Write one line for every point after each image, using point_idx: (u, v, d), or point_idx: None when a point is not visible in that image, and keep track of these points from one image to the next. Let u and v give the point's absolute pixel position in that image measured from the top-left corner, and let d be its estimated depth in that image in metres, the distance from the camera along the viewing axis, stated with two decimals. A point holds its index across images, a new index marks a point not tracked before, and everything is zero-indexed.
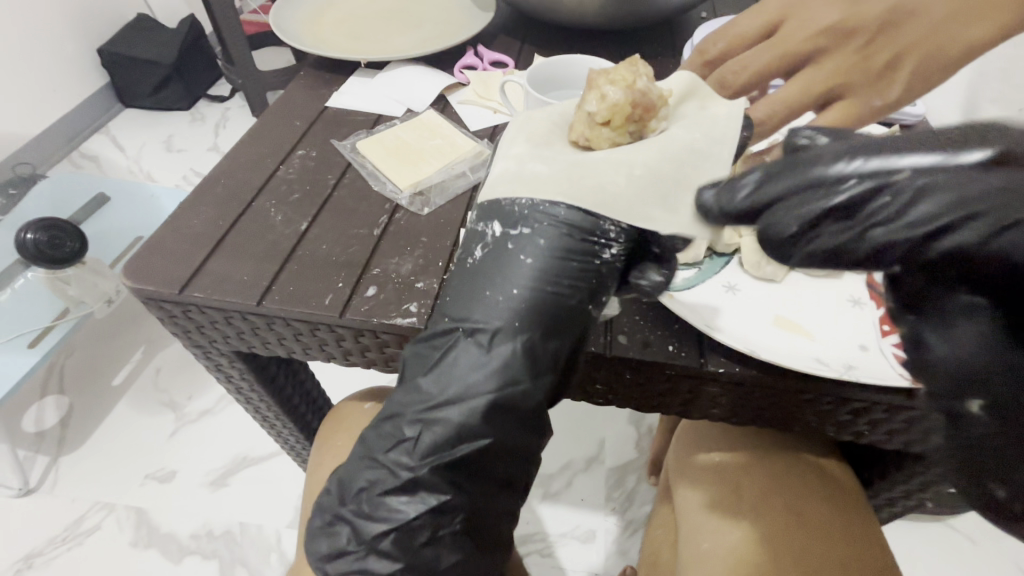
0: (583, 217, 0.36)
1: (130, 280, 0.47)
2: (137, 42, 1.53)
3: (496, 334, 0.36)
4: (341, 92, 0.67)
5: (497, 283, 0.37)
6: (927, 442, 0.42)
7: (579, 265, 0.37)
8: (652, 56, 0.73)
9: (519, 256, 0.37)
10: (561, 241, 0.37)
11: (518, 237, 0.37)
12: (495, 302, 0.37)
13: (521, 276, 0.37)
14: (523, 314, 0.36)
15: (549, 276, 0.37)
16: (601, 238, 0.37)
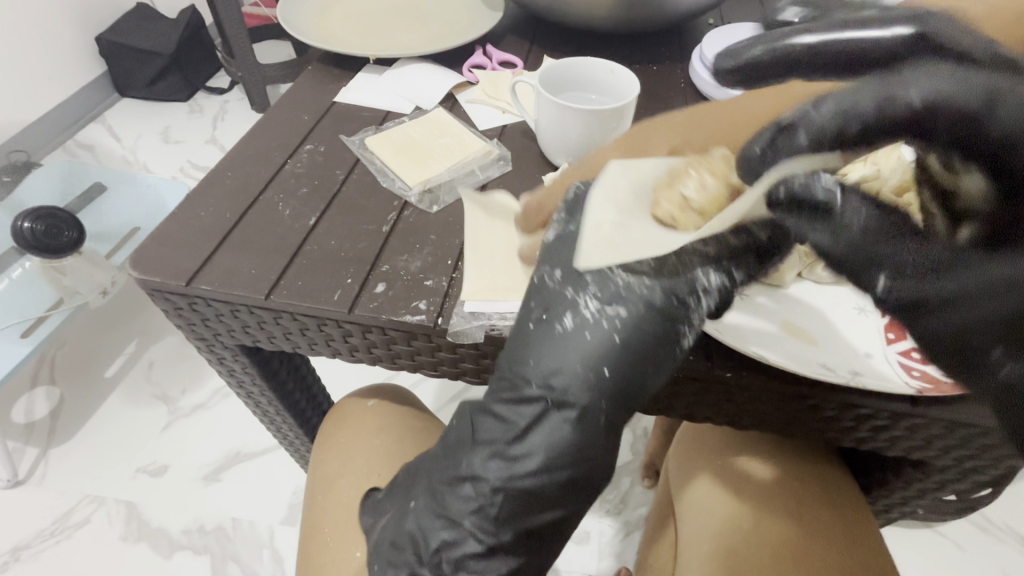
0: (677, 295, 0.33)
1: (136, 271, 0.47)
2: (137, 32, 1.51)
3: (578, 420, 0.33)
4: (349, 87, 0.67)
5: (584, 360, 0.33)
6: (927, 450, 0.43)
7: (661, 354, 0.33)
8: (660, 60, 0.74)
9: (610, 335, 0.33)
10: (655, 321, 0.33)
11: (608, 316, 0.33)
12: (583, 386, 0.33)
13: (610, 361, 0.33)
14: (608, 402, 0.33)
15: (637, 367, 0.33)
16: (689, 319, 0.34)
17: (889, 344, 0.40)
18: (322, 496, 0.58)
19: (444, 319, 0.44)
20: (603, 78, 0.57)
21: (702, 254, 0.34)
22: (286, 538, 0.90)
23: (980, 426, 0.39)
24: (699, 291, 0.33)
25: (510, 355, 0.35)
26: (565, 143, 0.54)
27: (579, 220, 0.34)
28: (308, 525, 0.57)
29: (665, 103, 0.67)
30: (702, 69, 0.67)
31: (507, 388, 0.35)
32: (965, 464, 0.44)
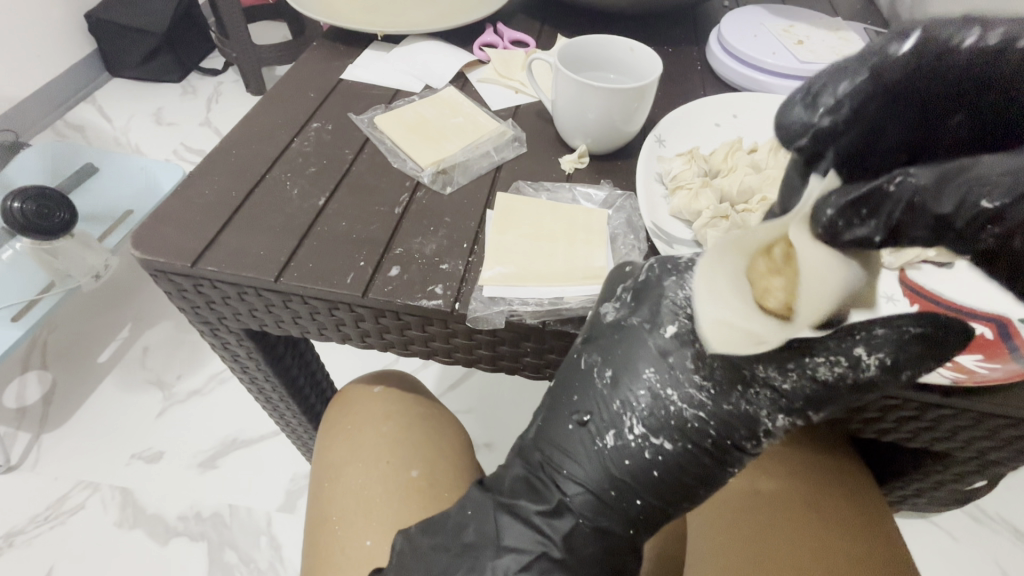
0: (721, 446, 0.35)
1: (139, 250, 0.45)
2: (127, 9, 1.47)
3: (600, 521, 0.39)
4: (356, 64, 0.65)
5: (618, 479, 0.37)
6: (952, 441, 0.42)
7: (702, 490, 0.37)
8: (676, 42, 0.72)
9: (651, 467, 0.36)
10: (691, 462, 0.36)
11: (650, 442, 0.36)
12: (615, 499, 0.38)
13: (647, 490, 0.37)
14: (641, 516, 0.39)
15: (675, 496, 0.37)
16: (731, 464, 0.36)
17: None
18: (327, 484, 0.57)
19: (462, 304, 0.42)
20: (623, 58, 0.56)
21: (763, 398, 0.33)
22: (283, 525, 0.89)
23: (1012, 417, 0.38)
24: (758, 436, 0.34)
25: (556, 452, 0.39)
26: (583, 124, 0.52)
27: (642, 345, 0.36)
28: (315, 513, 0.56)
29: (681, 86, 0.65)
30: (720, 51, 0.65)
31: (550, 478, 0.40)
32: (988, 457, 0.43)
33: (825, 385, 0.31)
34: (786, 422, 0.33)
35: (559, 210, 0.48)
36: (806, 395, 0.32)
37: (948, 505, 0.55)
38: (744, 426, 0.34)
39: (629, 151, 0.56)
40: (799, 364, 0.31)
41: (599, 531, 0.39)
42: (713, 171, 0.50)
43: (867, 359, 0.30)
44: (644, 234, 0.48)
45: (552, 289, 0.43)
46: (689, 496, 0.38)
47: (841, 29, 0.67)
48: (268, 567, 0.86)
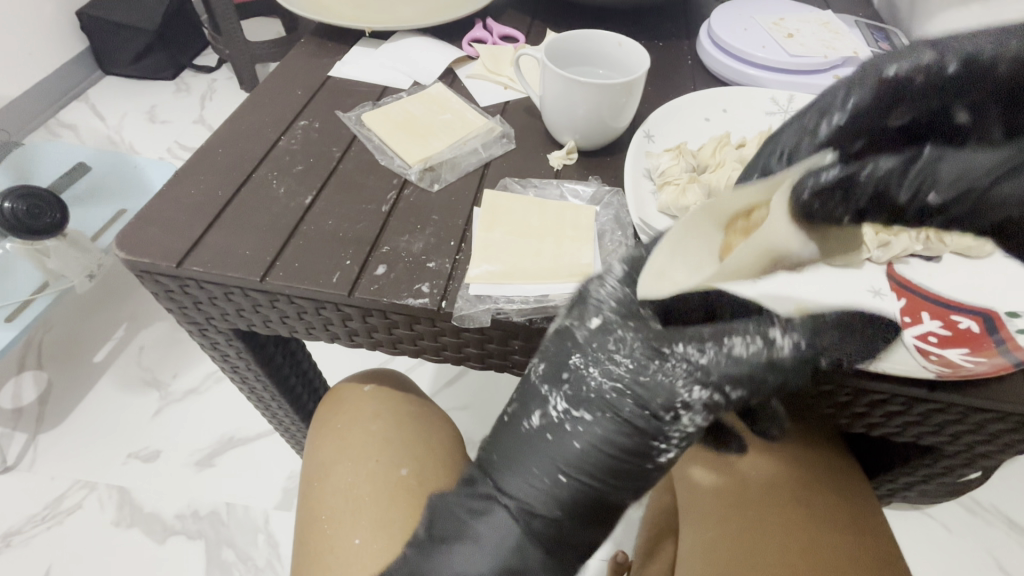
0: (647, 418, 0.35)
1: (124, 251, 0.44)
2: (118, 6, 1.45)
3: (531, 521, 0.36)
4: (344, 61, 0.64)
5: (545, 467, 0.36)
6: (939, 435, 0.42)
7: (634, 470, 0.35)
8: (667, 36, 0.71)
9: (579, 445, 0.35)
10: (622, 440, 0.35)
11: (572, 410, 0.36)
12: (540, 488, 0.36)
13: (573, 467, 0.35)
14: (575, 505, 0.36)
15: (603, 476, 0.35)
16: (663, 442, 0.35)
17: (905, 328, 0.38)
18: (318, 483, 0.57)
19: (448, 302, 0.42)
20: (611, 53, 0.55)
21: (680, 368, 0.34)
22: (281, 522, 0.89)
23: (999, 410, 0.38)
24: (675, 407, 0.34)
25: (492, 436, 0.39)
26: (572, 120, 0.52)
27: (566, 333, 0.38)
28: (305, 513, 0.56)
29: (672, 81, 0.64)
30: (709, 45, 0.65)
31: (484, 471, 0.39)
32: (976, 450, 0.43)
33: (738, 359, 0.34)
34: (703, 392, 0.34)
35: (548, 207, 0.48)
36: (722, 366, 0.34)
37: (940, 498, 0.55)
38: (660, 396, 0.34)
39: (618, 147, 0.56)
40: (721, 338, 0.34)
41: (546, 523, 0.36)
42: (702, 166, 0.50)
43: (778, 337, 0.33)
44: (632, 230, 0.47)
45: (539, 286, 0.43)
46: (621, 477, 0.36)
47: (831, 22, 0.66)
48: (265, 564, 0.86)
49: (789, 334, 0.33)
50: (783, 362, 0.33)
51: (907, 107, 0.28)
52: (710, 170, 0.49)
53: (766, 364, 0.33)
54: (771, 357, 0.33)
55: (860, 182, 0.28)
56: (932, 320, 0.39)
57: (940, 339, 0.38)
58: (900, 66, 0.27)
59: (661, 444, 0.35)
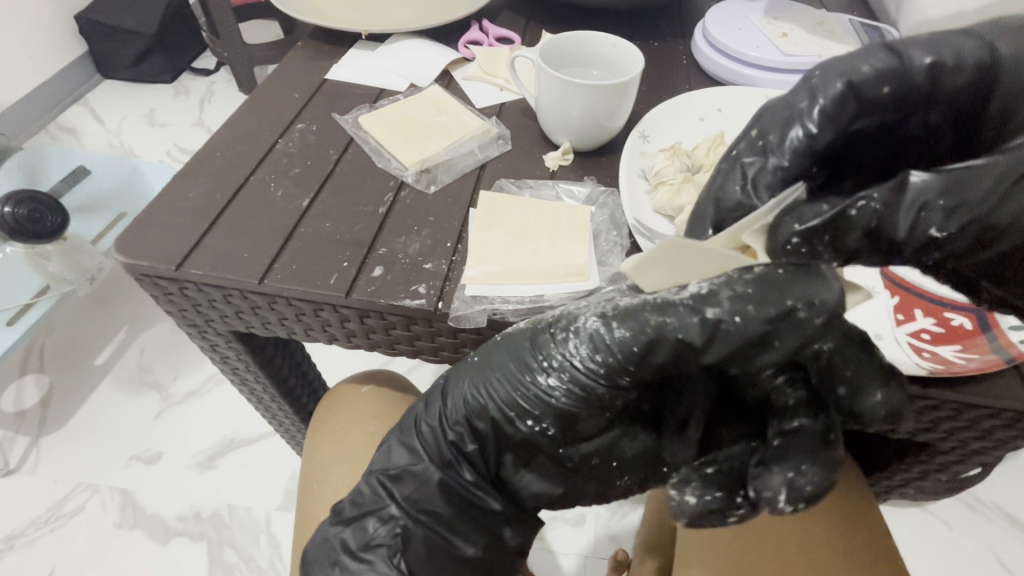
0: (543, 336, 0.37)
1: (123, 255, 0.45)
2: (116, 10, 1.46)
3: (425, 409, 0.41)
4: (341, 64, 0.65)
5: (460, 365, 0.41)
6: (932, 432, 0.43)
7: (513, 385, 0.37)
8: (663, 36, 0.71)
9: (490, 350, 0.39)
10: (514, 347, 0.38)
11: (508, 326, 0.40)
12: (447, 380, 0.41)
13: (474, 375, 0.39)
14: (469, 418, 0.38)
15: (484, 377, 0.38)
16: (542, 361, 0.37)
17: (897, 326, 0.41)
18: (317, 483, 0.57)
19: (445, 303, 0.42)
20: (606, 54, 0.56)
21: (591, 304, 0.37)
22: (282, 523, 0.90)
23: (992, 407, 0.38)
24: (569, 332, 0.36)
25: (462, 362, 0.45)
26: (567, 121, 0.52)
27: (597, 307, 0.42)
28: (304, 515, 0.56)
29: (667, 81, 0.65)
30: (704, 45, 0.65)
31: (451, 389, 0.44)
32: (970, 446, 0.43)
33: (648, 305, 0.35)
34: (594, 323, 0.36)
35: (543, 208, 0.48)
36: (626, 308, 0.35)
37: (938, 494, 0.55)
38: (563, 319, 0.37)
39: (613, 147, 0.56)
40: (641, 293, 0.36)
41: (442, 435, 0.40)
42: (696, 166, 0.50)
43: (685, 289, 0.34)
44: (627, 230, 0.48)
45: (535, 287, 0.43)
46: (509, 398, 0.37)
47: (825, 21, 0.67)
48: (268, 565, 0.86)
49: (703, 288, 0.33)
50: (688, 322, 0.33)
51: (867, 112, 0.32)
52: (705, 170, 0.49)
53: (659, 309, 0.34)
54: (665, 304, 0.34)
55: (850, 218, 0.29)
56: (925, 317, 0.41)
57: (933, 336, 0.40)
58: (859, 69, 0.32)
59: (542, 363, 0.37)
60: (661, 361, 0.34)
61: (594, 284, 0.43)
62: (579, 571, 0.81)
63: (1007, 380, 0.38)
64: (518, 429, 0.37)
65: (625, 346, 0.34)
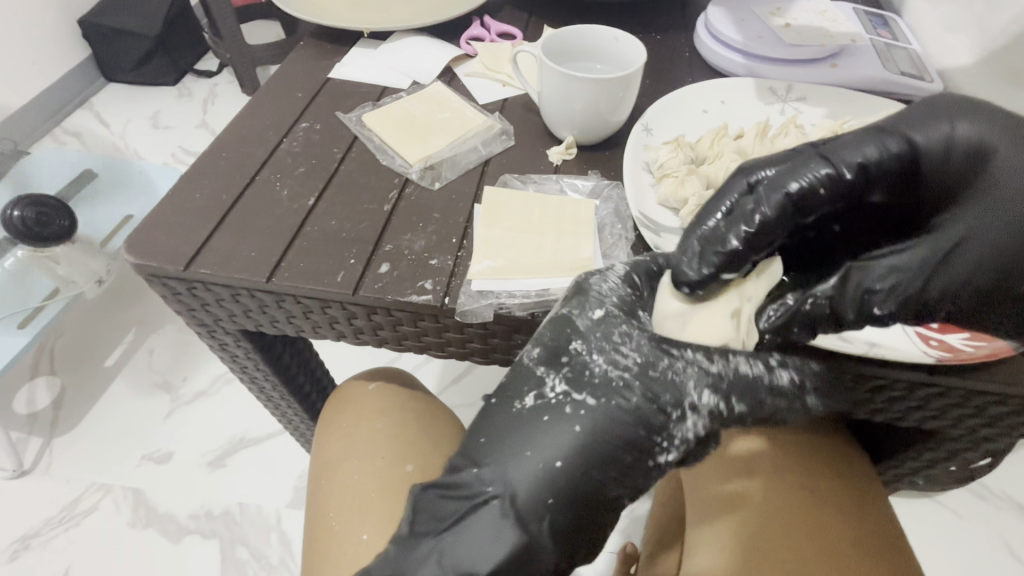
0: (653, 410, 0.34)
1: (132, 256, 0.45)
2: (118, 13, 1.46)
3: (521, 518, 0.33)
4: (343, 62, 0.65)
5: (538, 446, 0.33)
6: (941, 420, 0.42)
7: (631, 460, 0.34)
8: (665, 29, 0.71)
9: (588, 424, 0.34)
10: (619, 421, 0.34)
11: (571, 395, 0.35)
12: (533, 466, 0.33)
13: (572, 469, 0.33)
14: (583, 509, 0.33)
15: (599, 459, 0.33)
16: (664, 441, 0.34)
17: None
18: (327, 479, 0.58)
19: (452, 298, 0.43)
20: (608, 47, 0.56)
21: (693, 371, 0.35)
22: (293, 521, 0.91)
23: (1001, 394, 0.38)
24: (682, 404, 0.35)
25: (478, 422, 0.36)
26: (570, 116, 0.52)
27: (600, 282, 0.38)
28: (313, 511, 0.57)
29: (669, 74, 0.65)
30: (707, 37, 0.65)
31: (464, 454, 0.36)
32: (979, 434, 0.43)
33: (740, 373, 0.36)
34: (712, 397, 0.35)
35: (547, 202, 0.48)
36: (733, 380, 0.36)
37: (949, 484, 0.55)
38: (671, 391, 0.35)
39: (616, 141, 0.56)
40: (732, 359, 0.36)
41: (552, 532, 0.33)
42: (700, 158, 0.50)
43: (782, 372, 0.38)
44: (631, 223, 0.48)
45: (540, 281, 0.43)
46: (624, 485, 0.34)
47: (829, 10, 0.66)
48: (279, 562, 0.87)
49: (799, 377, 0.38)
50: (784, 384, 0.38)
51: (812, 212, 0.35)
52: (709, 162, 0.49)
53: (767, 386, 0.37)
54: (777, 384, 0.37)
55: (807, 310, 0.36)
56: None
57: (939, 324, 0.38)
58: (799, 182, 0.34)
59: (661, 441, 0.34)
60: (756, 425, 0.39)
61: None
62: (589, 565, 0.81)
63: (1014, 366, 0.38)
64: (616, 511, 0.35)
65: (741, 418, 0.36)
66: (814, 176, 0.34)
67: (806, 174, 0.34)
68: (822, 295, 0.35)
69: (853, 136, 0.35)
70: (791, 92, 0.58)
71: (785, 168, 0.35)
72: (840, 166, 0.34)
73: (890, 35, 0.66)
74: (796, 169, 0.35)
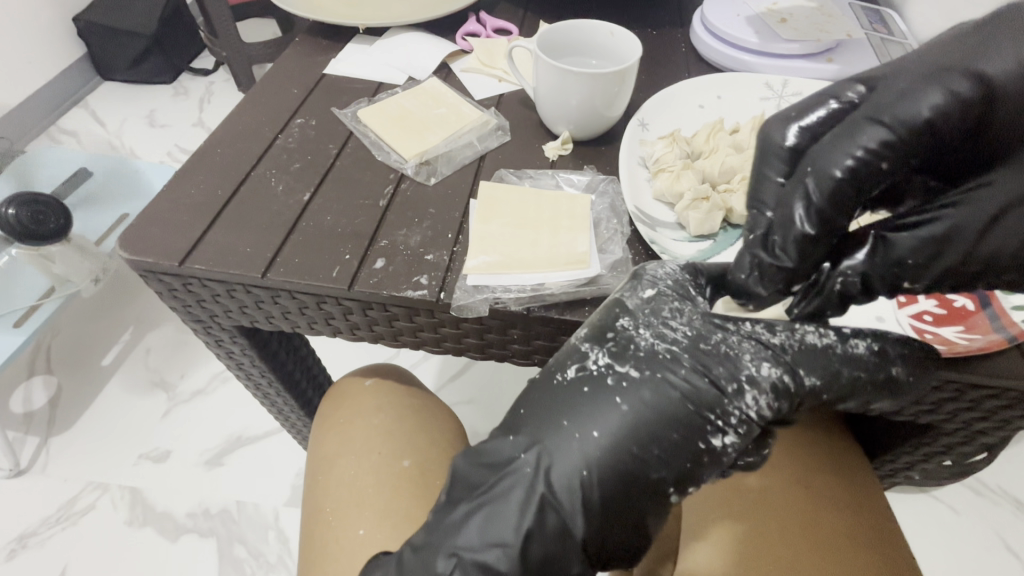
0: (704, 382, 0.34)
1: (127, 251, 0.45)
2: (113, 11, 1.45)
3: (567, 485, 0.33)
4: (339, 58, 0.65)
5: (580, 417, 0.34)
6: (935, 412, 0.43)
7: (680, 436, 0.33)
8: (662, 25, 0.71)
9: (635, 395, 0.34)
10: (668, 393, 0.34)
11: (615, 370, 0.35)
12: (573, 434, 0.34)
13: (609, 445, 0.33)
14: (633, 482, 0.33)
15: (648, 429, 0.33)
16: (719, 417, 0.33)
17: (900, 309, 0.42)
18: (324, 476, 0.58)
19: (447, 293, 0.43)
20: (603, 42, 0.56)
21: (747, 344, 0.35)
22: (290, 520, 0.90)
23: (997, 387, 0.38)
24: (740, 378, 0.34)
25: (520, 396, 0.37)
26: (566, 111, 0.52)
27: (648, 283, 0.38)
28: (310, 507, 0.57)
29: (666, 69, 0.64)
30: (702, 32, 0.65)
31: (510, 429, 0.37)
32: (974, 427, 0.43)
33: (810, 348, 0.35)
34: (773, 371, 0.34)
35: (543, 197, 0.48)
36: (798, 354, 0.35)
37: (946, 478, 0.55)
38: (725, 365, 0.34)
39: (612, 136, 0.56)
40: (799, 331, 0.36)
41: (596, 501, 0.33)
42: (696, 153, 0.51)
43: (856, 343, 0.36)
44: (627, 218, 0.48)
45: (535, 275, 0.43)
46: (672, 469, 0.33)
47: (825, 5, 0.66)
48: (277, 560, 0.87)
49: (875, 347, 0.37)
50: (861, 353, 0.36)
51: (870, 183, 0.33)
52: (705, 156, 0.50)
53: (842, 359, 0.36)
54: (851, 357, 0.36)
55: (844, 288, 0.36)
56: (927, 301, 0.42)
57: (935, 318, 0.40)
58: (847, 159, 0.33)
59: (717, 417, 0.33)
60: (836, 405, 0.37)
61: (595, 271, 0.43)
62: None
63: (1009, 359, 0.38)
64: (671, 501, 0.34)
65: (814, 392, 0.35)
66: (869, 140, 0.33)
67: (860, 138, 0.33)
68: (853, 271, 0.35)
69: (909, 83, 0.33)
70: (786, 88, 0.58)
71: (836, 133, 0.35)
72: (896, 122, 0.32)
73: (886, 30, 0.66)
74: (849, 134, 0.34)
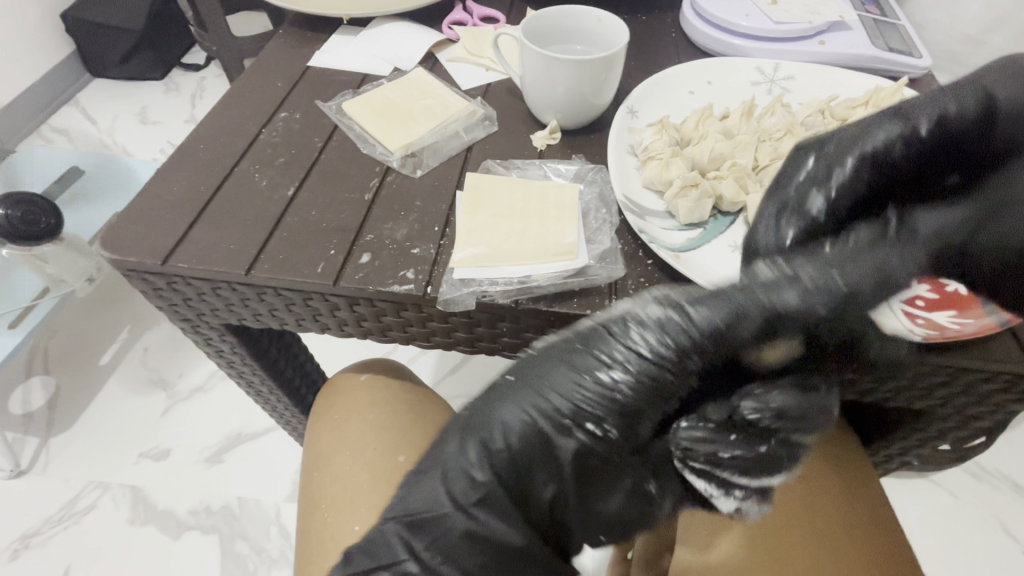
0: (597, 330, 0.35)
1: (109, 250, 0.44)
2: (100, 6, 1.43)
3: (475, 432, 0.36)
4: (324, 50, 0.64)
5: (498, 372, 0.37)
6: (928, 399, 0.42)
7: (569, 378, 0.34)
8: (652, 10, 0.70)
9: (538, 354, 0.36)
10: (559, 343, 0.36)
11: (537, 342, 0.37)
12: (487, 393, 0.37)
13: (522, 392, 0.35)
14: (526, 424, 0.35)
15: (541, 374, 0.35)
16: (607, 357, 0.34)
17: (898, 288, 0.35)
18: (318, 472, 0.58)
19: (434, 287, 0.42)
20: (591, 28, 0.55)
21: (651, 302, 0.35)
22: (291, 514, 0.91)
23: (988, 369, 0.38)
24: (630, 323, 0.34)
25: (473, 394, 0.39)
26: (553, 98, 0.51)
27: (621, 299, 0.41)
28: (305, 503, 0.56)
29: (655, 56, 0.63)
30: (692, 15, 0.64)
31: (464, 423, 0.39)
32: (966, 412, 0.42)
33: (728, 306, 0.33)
34: (666, 317, 0.34)
35: (531, 187, 0.48)
36: (707, 308, 0.33)
37: (944, 464, 0.54)
38: (617, 317, 0.35)
39: (601, 126, 0.56)
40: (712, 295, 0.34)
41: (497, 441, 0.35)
42: (685, 140, 0.50)
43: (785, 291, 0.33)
44: (616, 207, 0.47)
45: (523, 267, 0.42)
46: (568, 403, 0.34)
47: None
48: (279, 555, 0.87)
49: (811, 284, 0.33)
50: (791, 305, 0.32)
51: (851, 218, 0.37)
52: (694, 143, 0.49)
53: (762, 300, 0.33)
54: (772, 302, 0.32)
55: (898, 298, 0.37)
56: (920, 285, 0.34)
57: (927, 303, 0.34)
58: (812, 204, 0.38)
59: (606, 360, 0.34)
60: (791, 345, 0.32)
61: (582, 262, 0.42)
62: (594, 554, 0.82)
63: (1003, 343, 0.38)
64: (577, 436, 0.34)
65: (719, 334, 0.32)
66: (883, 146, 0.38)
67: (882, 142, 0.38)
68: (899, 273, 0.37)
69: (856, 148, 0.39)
70: (778, 71, 0.57)
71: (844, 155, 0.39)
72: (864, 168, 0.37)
73: (878, 11, 0.65)
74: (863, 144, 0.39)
